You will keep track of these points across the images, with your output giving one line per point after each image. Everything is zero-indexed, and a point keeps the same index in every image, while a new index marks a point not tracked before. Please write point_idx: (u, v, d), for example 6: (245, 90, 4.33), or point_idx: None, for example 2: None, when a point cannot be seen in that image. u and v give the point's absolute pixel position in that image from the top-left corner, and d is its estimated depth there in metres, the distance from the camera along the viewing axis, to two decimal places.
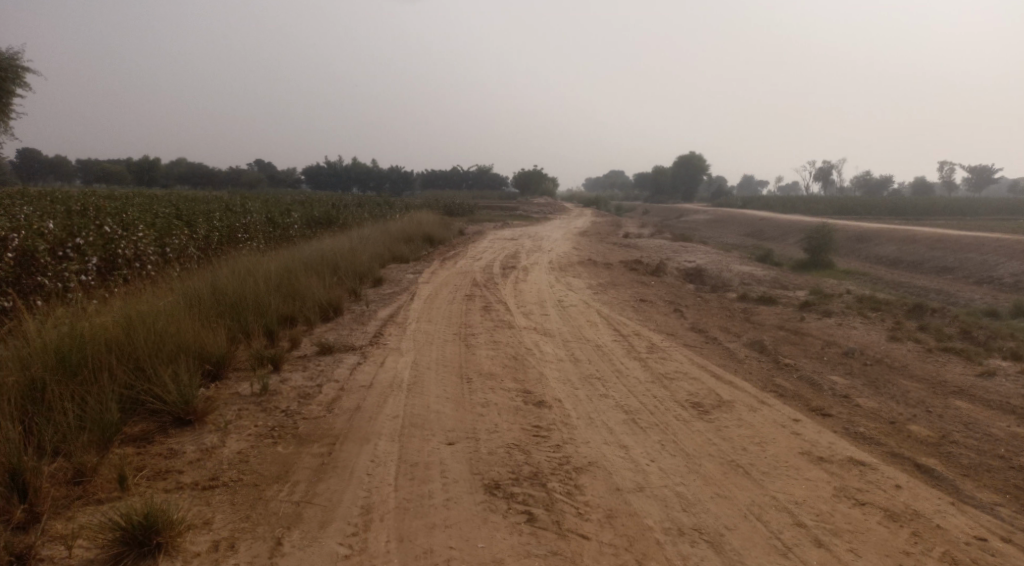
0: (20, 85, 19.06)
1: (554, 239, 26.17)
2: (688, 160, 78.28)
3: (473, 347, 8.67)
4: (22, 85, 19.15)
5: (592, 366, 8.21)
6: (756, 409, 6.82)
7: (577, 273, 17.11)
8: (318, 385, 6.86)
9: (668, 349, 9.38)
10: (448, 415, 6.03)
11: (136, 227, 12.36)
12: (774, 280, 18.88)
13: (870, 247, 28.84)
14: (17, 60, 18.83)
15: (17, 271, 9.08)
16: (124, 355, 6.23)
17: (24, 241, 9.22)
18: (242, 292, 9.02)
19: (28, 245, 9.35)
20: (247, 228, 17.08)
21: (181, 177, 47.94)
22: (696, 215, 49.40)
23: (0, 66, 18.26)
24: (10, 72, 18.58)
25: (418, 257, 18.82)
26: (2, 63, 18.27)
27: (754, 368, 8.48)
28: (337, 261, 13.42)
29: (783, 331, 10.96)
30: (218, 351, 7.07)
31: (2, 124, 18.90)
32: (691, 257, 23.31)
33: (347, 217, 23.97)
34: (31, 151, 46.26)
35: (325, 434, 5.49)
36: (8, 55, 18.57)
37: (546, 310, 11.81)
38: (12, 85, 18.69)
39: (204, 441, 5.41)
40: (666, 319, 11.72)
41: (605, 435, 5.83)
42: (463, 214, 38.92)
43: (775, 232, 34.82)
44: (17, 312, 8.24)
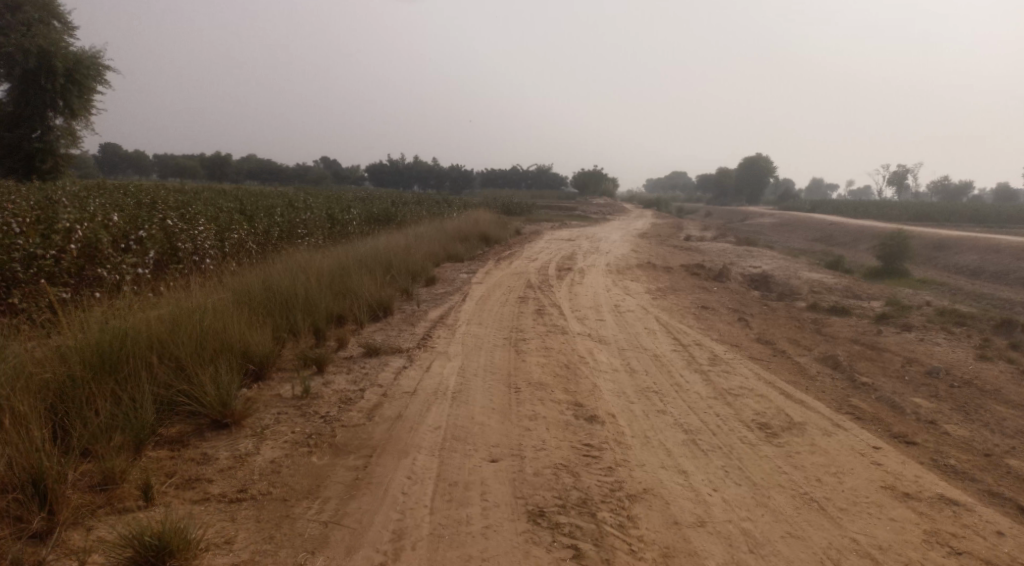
0: (101, 82, 19.70)
1: (612, 240, 25.59)
2: (754, 160, 76.05)
3: (524, 353, 8.28)
4: (102, 82, 19.77)
5: (649, 378, 7.72)
6: (831, 434, 6.20)
7: (636, 276, 16.54)
8: (361, 390, 6.58)
9: (732, 361, 8.80)
10: (493, 428, 5.66)
11: (197, 221, 12.46)
12: (845, 289, 17.87)
13: (949, 256, 27.16)
14: (99, 58, 19.44)
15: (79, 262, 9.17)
16: (165, 352, 6.09)
17: (86, 232, 9.31)
18: (293, 289, 8.86)
19: (91, 236, 9.48)
20: (306, 224, 17.16)
21: (250, 172, 49.28)
22: (761, 218, 47.85)
23: (83, 63, 18.91)
24: (93, 69, 19.22)
25: (474, 256, 18.57)
26: (85, 61, 18.91)
27: (827, 387, 7.83)
28: (391, 258, 13.25)
29: (858, 345, 10.20)
30: (262, 350, 6.89)
31: (83, 119, 19.60)
32: (756, 262, 22.37)
33: (404, 215, 23.96)
34: (113, 146, 48.43)
35: (362, 445, 5.19)
36: (91, 53, 19.21)
37: (602, 315, 11.34)
38: (94, 82, 19.29)
39: (238, 447, 5.19)
40: (729, 328, 11.08)
41: (661, 458, 5.35)
42: (522, 213, 38.66)
43: (845, 238, 33.28)
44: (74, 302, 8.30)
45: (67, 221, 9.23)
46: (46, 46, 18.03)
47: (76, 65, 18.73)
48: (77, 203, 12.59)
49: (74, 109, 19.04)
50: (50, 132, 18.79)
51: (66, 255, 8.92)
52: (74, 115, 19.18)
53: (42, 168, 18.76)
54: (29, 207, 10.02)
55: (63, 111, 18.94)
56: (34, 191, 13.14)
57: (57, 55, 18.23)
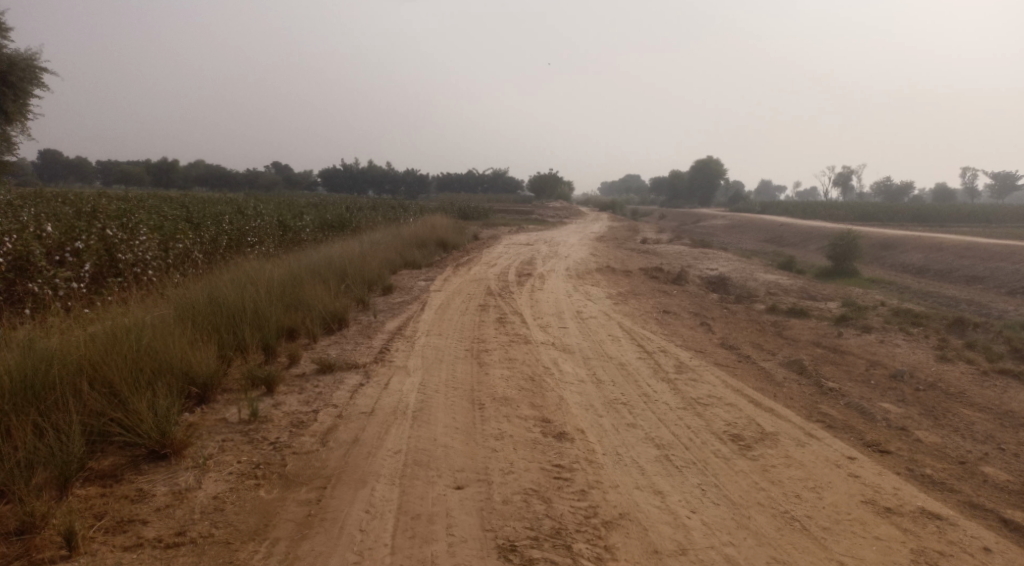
0: (37, 85, 18.69)
1: (570, 244, 25.41)
2: (706, 163, 77.22)
3: (487, 366, 7.95)
4: (38, 85, 18.76)
5: (616, 389, 7.47)
6: (804, 445, 6.04)
7: (596, 281, 16.35)
8: (314, 411, 6.15)
9: (698, 368, 8.62)
10: (457, 451, 5.31)
11: (139, 230, 11.79)
12: (801, 290, 18.01)
13: (895, 255, 27.79)
14: (33, 60, 18.44)
15: (8, 276, 8.54)
16: (97, 376, 5.59)
17: (16, 244, 8.66)
18: (240, 301, 8.36)
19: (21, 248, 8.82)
20: (257, 231, 16.51)
21: (198, 178, 47.82)
22: (714, 219, 48.45)
23: (17, 66, 17.93)
24: (28, 72, 18.24)
25: (431, 263, 18.14)
26: (18, 63, 17.93)
27: (795, 394, 7.70)
28: (345, 266, 12.76)
29: (821, 348, 10.15)
30: (206, 371, 6.42)
31: (19, 125, 18.61)
32: (713, 264, 22.46)
33: (359, 220, 23.40)
34: (52, 152, 46.53)
35: (315, 474, 4.80)
36: (26, 55, 18.23)
37: (565, 322, 11.08)
38: (30, 86, 18.31)
39: (178, 481, 4.73)
40: (693, 333, 10.95)
41: (635, 477, 5.09)
42: (478, 217, 38.35)
43: (795, 238, 33.87)
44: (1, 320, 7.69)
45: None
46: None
47: (10, 67, 17.75)
48: (10, 211, 11.85)
49: (8, 113, 18.05)
50: None
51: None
52: (8, 120, 18.19)
53: None
54: None
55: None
56: None
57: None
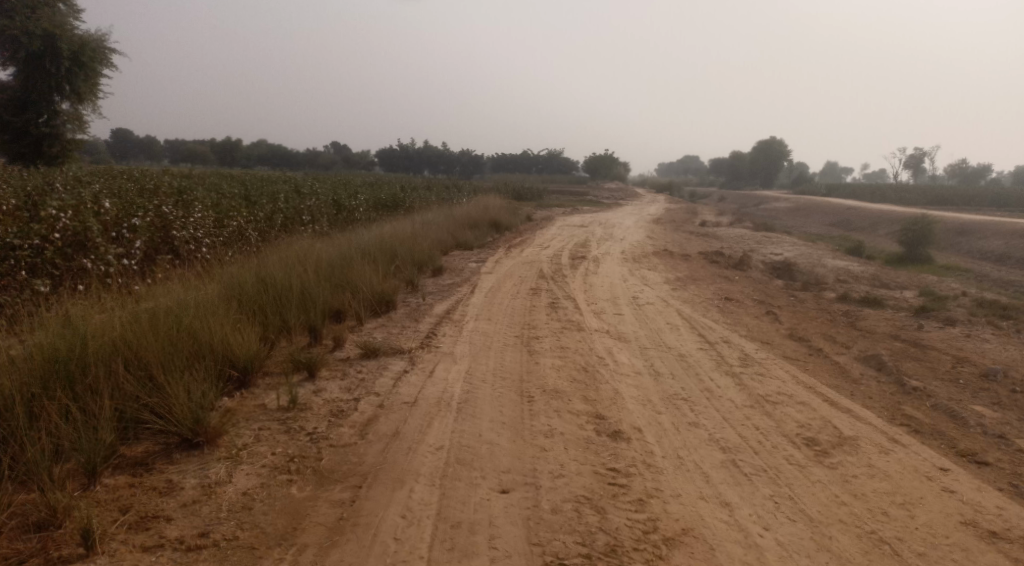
0: (108, 65, 19.06)
1: (626, 226, 24.69)
2: (768, 144, 74.61)
3: (537, 355, 7.52)
4: (109, 65, 19.12)
5: (675, 383, 6.95)
6: (888, 452, 5.44)
7: (653, 265, 15.71)
8: (355, 400, 5.85)
9: (765, 361, 8.02)
10: (503, 449, 4.92)
11: (195, 207, 11.76)
12: (872, 277, 16.96)
13: (973, 241, 26.13)
14: (105, 41, 18.79)
15: (66, 251, 8.58)
16: (135, 359, 5.41)
17: (73, 220, 8.66)
18: (287, 281, 8.15)
19: (79, 225, 8.83)
20: (311, 211, 16.44)
21: (260, 157, 48.76)
22: (775, 203, 46.72)
23: (89, 46, 18.26)
24: (100, 53, 18.60)
25: (484, 244, 17.80)
26: (91, 44, 18.25)
27: (875, 393, 7.03)
28: (396, 247, 12.49)
29: (900, 342, 9.37)
30: (246, 354, 6.18)
31: (91, 104, 19.05)
32: (777, 249, 21.43)
33: (413, 200, 23.25)
34: (124, 131, 48.19)
35: (350, 471, 4.50)
36: (98, 35, 18.58)
37: (620, 308, 10.56)
38: (101, 66, 18.68)
39: (208, 474, 4.49)
40: (758, 323, 10.27)
41: (698, 485, 4.60)
42: (532, 198, 37.86)
43: (863, 223, 32.25)
44: (54, 295, 7.66)
45: (53, 209, 8.63)
46: (52, 29, 17.34)
47: (82, 48, 18.11)
48: (74, 187, 12.00)
49: (81, 93, 18.49)
50: (56, 117, 18.35)
51: (50, 245, 8.31)
52: (81, 100, 18.63)
53: (49, 153, 18.35)
54: (18, 193, 9.42)
55: (70, 96, 18.42)
56: (32, 176, 12.56)
57: (63, 38, 17.49)
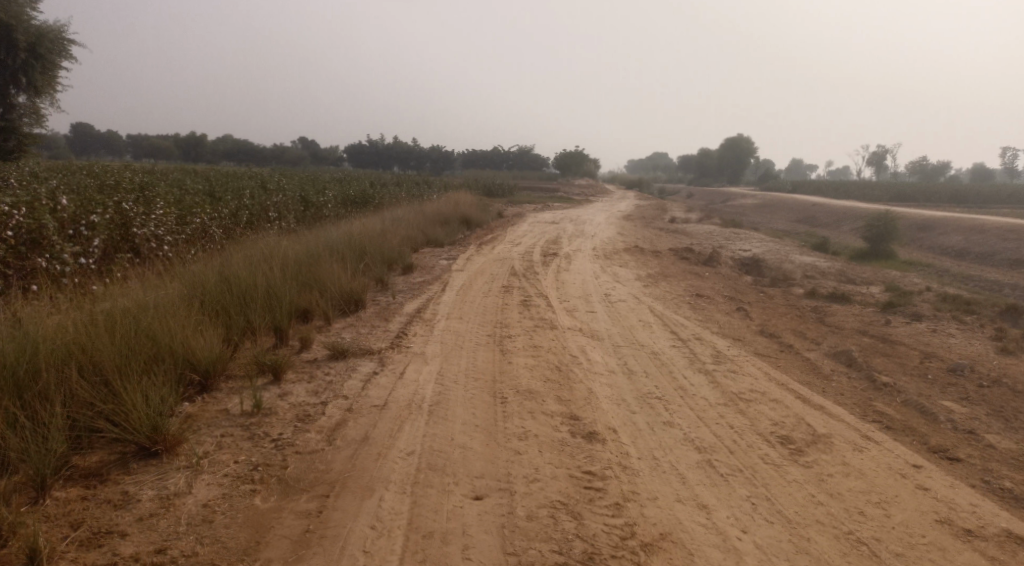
0: (66, 57, 18.43)
1: (596, 222, 24.69)
2: (735, 141, 75.44)
3: (510, 354, 7.40)
4: (67, 57, 18.50)
5: (649, 382, 6.88)
6: (862, 450, 5.43)
7: (624, 262, 15.69)
8: (322, 404, 5.66)
9: (737, 358, 8.00)
10: (476, 453, 4.79)
11: (156, 204, 11.40)
12: (839, 273, 17.17)
13: (934, 236, 26.66)
14: (63, 32, 18.16)
15: (19, 250, 8.23)
16: (90, 364, 5.17)
17: (27, 218, 8.31)
18: (252, 280, 7.90)
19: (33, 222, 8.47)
20: (278, 207, 16.10)
21: (225, 153, 47.83)
22: (743, 199, 47.23)
23: (46, 37, 17.64)
24: (58, 44, 17.97)
25: (455, 241, 17.62)
26: (48, 34, 17.63)
27: (847, 389, 7.04)
28: (365, 244, 12.25)
29: (869, 338, 9.44)
30: (208, 357, 5.95)
31: (48, 97, 18.42)
32: (745, 245, 21.60)
33: (383, 196, 22.96)
34: (84, 125, 46.85)
35: (317, 480, 4.34)
36: (55, 26, 17.95)
37: (592, 306, 10.49)
38: (59, 58, 18.07)
39: (166, 484, 4.30)
40: (729, 319, 10.28)
41: (675, 487, 4.53)
42: (503, 194, 37.68)
43: (828, 219, 32.73)
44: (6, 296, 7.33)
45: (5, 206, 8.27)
46: (7, 19, 16.68)
47: (39, 39, 17.48)
48: (28, 182, 11.56)
49: (37, 86, 17.86)
50: (12, 110, 17.69)
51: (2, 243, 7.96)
52: (38, 93, 18.00)
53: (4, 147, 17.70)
54: None
55: (26, 89, 17.77)
56: None
57: (20, 28, 16.87)
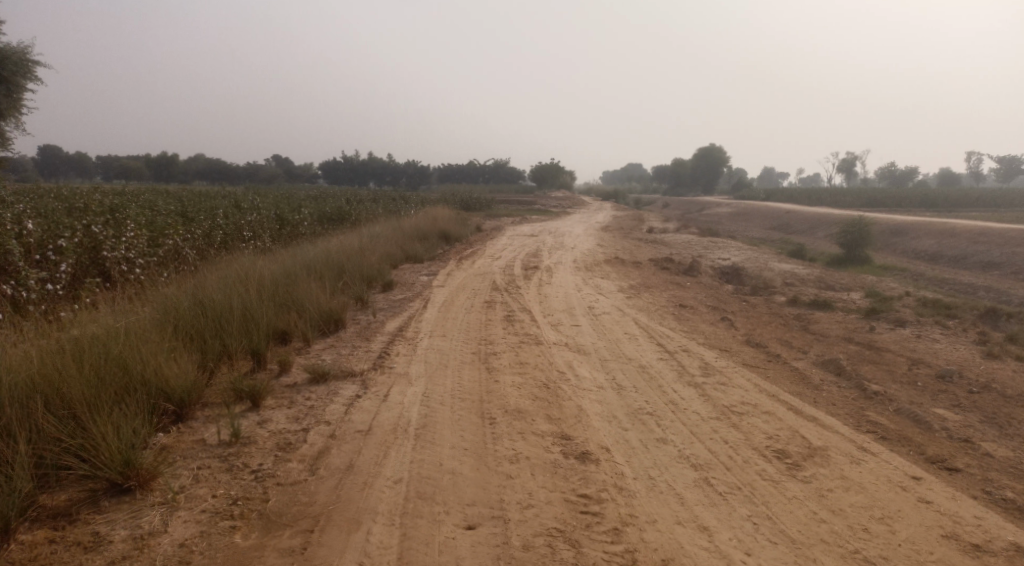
0: (32, 78, 18.01)
1: (575, 234, 24.62)
2: (708, 151, 76.21)
3: (496, 372, 7.21)
4: (33, 78, 18.08)
5: (639, 397, 6.74)
6: (860, 462, 5.33)
7: (605, 273, 15.60)
8: (304, 430, 5.44)
9: (726, 370, 7.90)
10: (467, 479, 4.60)
11: (127, 225, 11.08)
12: (818, 280, 17.23)
13: (907, 241, 27.00)
14: (28, 53, 17.75)
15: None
16: (57, 397, 4.90)
17: None
18: (227, 303, 7.64)
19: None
20: (253, 226, 15.80)
21: (198, 172, 47.19)
22: (718, 208, 47.56)
23: (11, 58, 17.22)
24: (23, 66, 17.56)
25: (434, 256, 17.42)
26: (12, 56, 17.21)
27: (838, 399, 6.96)
28: (343, 262, 12.00)
29: (855, 345, 9.40)
30: (182, 386, 5.69)
31: (14, 120, 17.97)
32: (724, 254, 21.64)
33: (360, 213, 22.70)
34: (52, 147, 45.98)
35: (300, 513, 4.13)
36: (20, 48, 17.54)
37: (576, 319, 10.35)
38: (24, 80, 17.65)
39: (140, 523, 4.05)
40: (714, 330, 10.20)
41: (674, 509, 4.38)
42: (480, 209, 37.53)
43: (803, 226, 33.02)
44: None
45: None
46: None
47: (3, 61, 17.05)
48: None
49: (3, 108, 17.41)
50: None
51: None
52: (3, 116, 17.55)
53: None
54: None
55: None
56: None
57: None
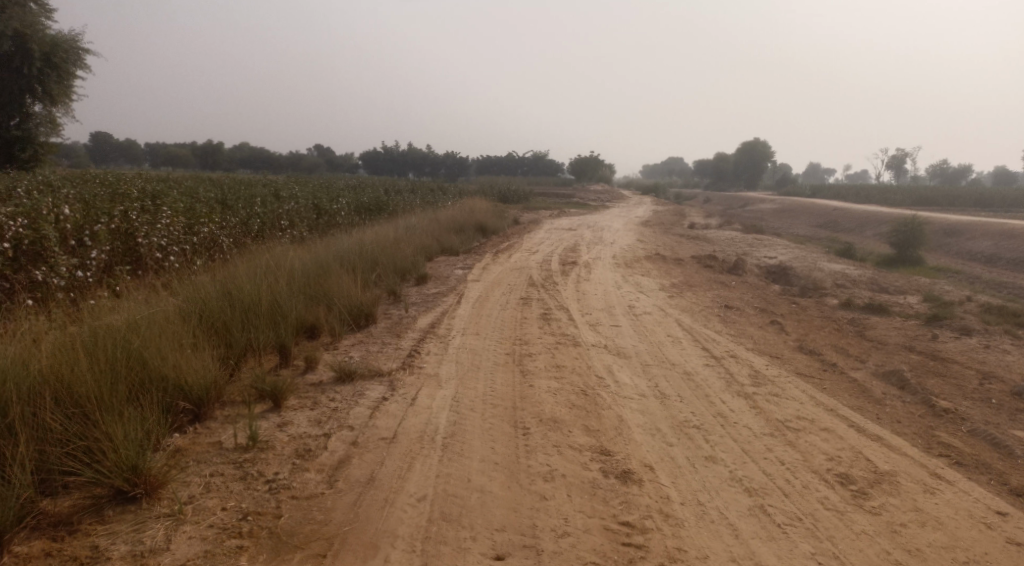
0: (81, 66, 18.16)
1: (615, 229, 24.06)
2: (752, 146, 74.49)
3: (530, 376, 6.78)
4: (83, 66, 18.23)
5: (685, 407, 6.26)
6: (934, 492, 4.80)
7: (646, 270, 15.03)
8: (325, 435, 5.09)
9: (778, 379, 7.35)
10: (496, 499, 4.22)
11: (164, 212, 10.93)
12: (870, 281, 16.41)
13: (962, 241, 25.75)
14: (78, 41, 17.89)
15: (16, 262, 7.70)
16: (67, 394, 4.60)
17: (27, 228, 7.84)
18: (255, 296, 7.35)
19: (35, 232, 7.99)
20: (290, 215, 15.63)
21: (242, 160, 47.74)
22: (761, 204, 46.23)
23: (61, 46, 17.35)
24: (73, 54, 17.70)
25: (470, 249, 17.06)
26: (63, 44, 17.36)
27: (904, 416, 6.38)
28: (377, 254, 11.69)
29: (917, 355, 8.74)
30: (201, 384, 5.37)
31: (65, 107, 18.15)
32: (770, 252, 20.83)
33: (397, 204, 22.49)
34: (103, 134, 47.03)
35: (313, 535, 3.81)
36: (70, 36, 17.69)
37: (616, 319, 9.87)
38: (74, 68, 17.79)
39: (142, 538, 3.75)
40: (763, 334, 9.60)
41: (727, 544, 3.94)
42: (519, 201, 37.14)
43: (851, 224, 31.83)
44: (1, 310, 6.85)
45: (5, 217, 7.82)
46: (23, 30, 16.37)
47: (54, 48, 17.20)
48: (37, 191, 11.17)
49: (54, 94, 17.55)
50: (29, 120, 17.43)
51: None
52: (54, 102, 17.70)
53: (22, 157, 17.44)
54: None
55: (42, 98, 17.47)
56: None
57: (35, 38, 16.64)
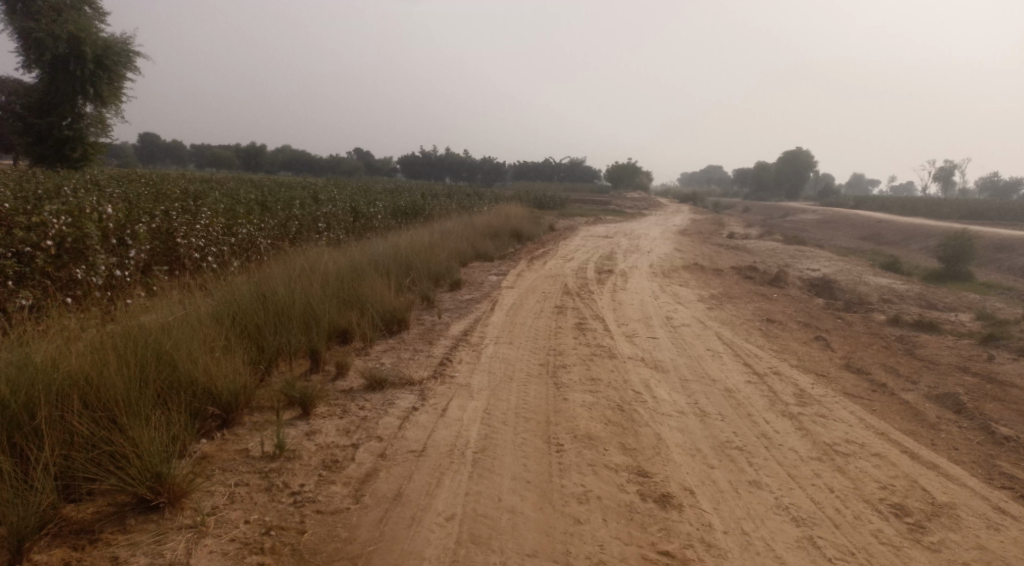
0: (132, 68, 18.49)
1: (652, 237, 23.68)
2: (794, 155, 73.11)
3: (565, 389, 6.55)
4: (133, 68, 18.56)
5: (727, 427, 5.97)
6: (998, 527, 4.47)
7: (684, 281, 14.69)
8: (352, 446, 4.95)
9: (825, 399, 7.00)
10: (529, 521, 4.03)
11: (204, 213, 10.98)
12: (918, 297, 15.80)
13: (1014, 257, 24.77)
14: (130, 44, 18.24)
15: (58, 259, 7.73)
16: (96, 397, 4.53)
17: (71, 226, 7.88)
18: (288, 299, 7.26)
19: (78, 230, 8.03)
20: (327, 218, 15.65)
21: (283, 162, 48.42)
22: (803, 215, 45.24)
23: (113, 49, 17.67)
24: (125, 57, 18.02)
25: (505, 255, 16.89)
26: (115, 46, 17.69)
27: (962, 443, 6.00)
28: (412, 259, 11.59)
29: (972, 377, 8.29)
30: (230, 389, 5.26)
31: (115, 108, 18.53)
32: (812, 264, 20.25)
33: (433, 208, 22.47)
34: (152, 136, 48.22)
35: (337, 555, 3.67)
36: (122, 39, 18.04)
37: (653, 331, 9.59)
38: (125, 70, 18.12)
39: (163, 551, 3.64)
40: (807, 350, 9.23)
41: None
42: (555, 207, 36.91)
43: (896, 237, 30.88)
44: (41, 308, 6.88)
45: (49, 214, 7.87)
46: (76, 32, 16.86)
47: (106, 51, 17.53)
48: (83, 189, 11.32)
49: (104, 96, 17.93)
50: (80, 121, 17.84)
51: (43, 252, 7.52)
52: (104, 104, 18.06)
53: (73, 157, 17.88)
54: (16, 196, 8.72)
55: (94, 99, 17.85)
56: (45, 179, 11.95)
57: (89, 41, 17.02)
